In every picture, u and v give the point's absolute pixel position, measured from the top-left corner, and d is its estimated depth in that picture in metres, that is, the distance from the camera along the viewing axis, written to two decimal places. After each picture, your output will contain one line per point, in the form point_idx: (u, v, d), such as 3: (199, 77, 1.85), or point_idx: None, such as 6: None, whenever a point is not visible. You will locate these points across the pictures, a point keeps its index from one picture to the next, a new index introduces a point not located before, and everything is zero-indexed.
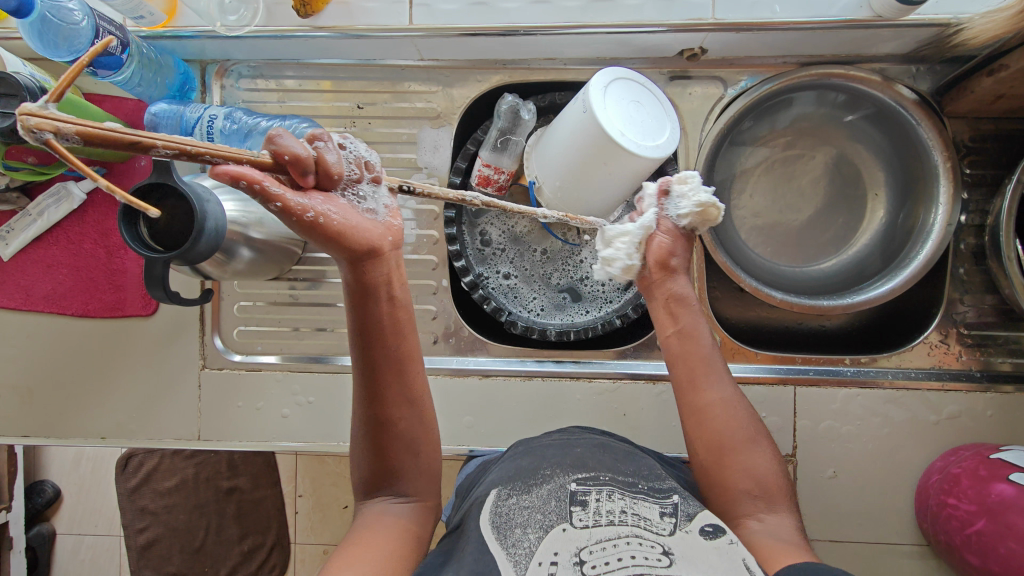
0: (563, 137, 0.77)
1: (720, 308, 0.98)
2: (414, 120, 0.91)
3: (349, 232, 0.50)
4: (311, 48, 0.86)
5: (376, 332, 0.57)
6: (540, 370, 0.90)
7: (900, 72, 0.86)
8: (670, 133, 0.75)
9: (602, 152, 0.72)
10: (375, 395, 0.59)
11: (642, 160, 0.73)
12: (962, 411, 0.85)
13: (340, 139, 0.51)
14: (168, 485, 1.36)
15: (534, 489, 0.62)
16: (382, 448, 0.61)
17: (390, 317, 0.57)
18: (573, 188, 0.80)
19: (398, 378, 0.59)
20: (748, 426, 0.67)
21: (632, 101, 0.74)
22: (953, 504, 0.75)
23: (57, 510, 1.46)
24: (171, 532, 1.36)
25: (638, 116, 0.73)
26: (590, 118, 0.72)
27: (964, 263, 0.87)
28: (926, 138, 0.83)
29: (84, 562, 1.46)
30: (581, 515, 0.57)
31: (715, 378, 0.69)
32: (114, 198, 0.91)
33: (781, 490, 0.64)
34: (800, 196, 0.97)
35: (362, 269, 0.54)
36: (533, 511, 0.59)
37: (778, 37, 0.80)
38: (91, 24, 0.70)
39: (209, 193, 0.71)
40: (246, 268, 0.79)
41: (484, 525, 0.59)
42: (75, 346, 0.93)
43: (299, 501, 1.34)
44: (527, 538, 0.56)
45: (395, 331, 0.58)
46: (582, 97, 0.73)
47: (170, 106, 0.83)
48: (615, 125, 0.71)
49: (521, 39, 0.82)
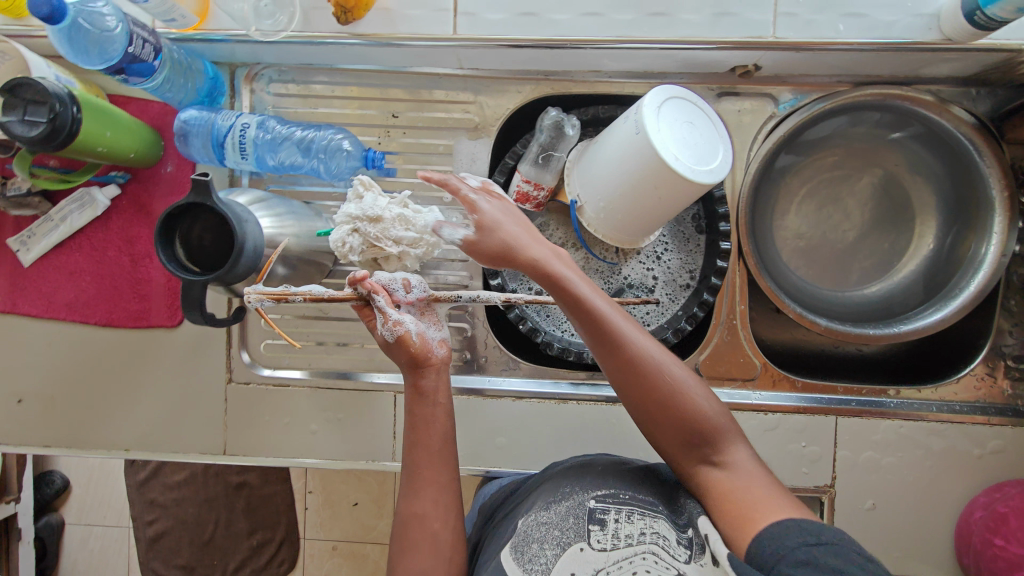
0: (613, 159, 0.74)
1: (757, 332, 0.96)
2: (451, 130, 0.88)
3: (416, 353, 0.64)
4: (346, 55, 0.83)
5: (433, 440, 0.63)
6: (575, 393, 0.88)
7: (958, 94, 0.83)
8: (723, 156, 0.72)
9: (657, 178, 0.70)
10: (406, 489, 0.63)
11: (695, 184, 0.70)
12: (1005, 446, 0.83)
13: (388, 279, 0.66)
14: (179, 478, 1.36)
15: (553, 505, 0.63)
16: (411, 544, 0.61)
17: (420, 425, 0.63)
18: (620, 207, 0.77)
19: (432, 477, 0.63)
20: (673, 374, 0.60)
21: (685, 122, 0.71)
22: (999, 544, 0.75)
23: (67, 500, 1.46)
24: (181, 525, 1.36)
25: (692, 139, 0.71)
26: (643, 140, 0.69)
27: (1015, 294, 0.84)
28: (983, 165, 0.81)
29: (94, 552, 1.46)
30: (598, 535, 0.60)
31: (617, 328, 0.60)
32: (139, 205, 0.88)
33: (727, 428, 0.61)
34: (844, 216, 0.95)
35: (422, 379, 0.64)
36: (552, 529, 0.61)
37: (837, 57, 0.76)
38: (124, 30, 0.66)
39: (247, 212, 0.68)
40: (279, 285, 0.76)
41: (506, 543, 0.63)
42: (96, 356, 0.90)
43: (308, 498, 1.40)
44: (545, 555, 0.60)
45: (424, 431, 0.63)
46: (636, 117, 0.70)
47: (201, 112, 0.80)
48: (671, 150, 0.68)
49: (568, 52, 0.79)
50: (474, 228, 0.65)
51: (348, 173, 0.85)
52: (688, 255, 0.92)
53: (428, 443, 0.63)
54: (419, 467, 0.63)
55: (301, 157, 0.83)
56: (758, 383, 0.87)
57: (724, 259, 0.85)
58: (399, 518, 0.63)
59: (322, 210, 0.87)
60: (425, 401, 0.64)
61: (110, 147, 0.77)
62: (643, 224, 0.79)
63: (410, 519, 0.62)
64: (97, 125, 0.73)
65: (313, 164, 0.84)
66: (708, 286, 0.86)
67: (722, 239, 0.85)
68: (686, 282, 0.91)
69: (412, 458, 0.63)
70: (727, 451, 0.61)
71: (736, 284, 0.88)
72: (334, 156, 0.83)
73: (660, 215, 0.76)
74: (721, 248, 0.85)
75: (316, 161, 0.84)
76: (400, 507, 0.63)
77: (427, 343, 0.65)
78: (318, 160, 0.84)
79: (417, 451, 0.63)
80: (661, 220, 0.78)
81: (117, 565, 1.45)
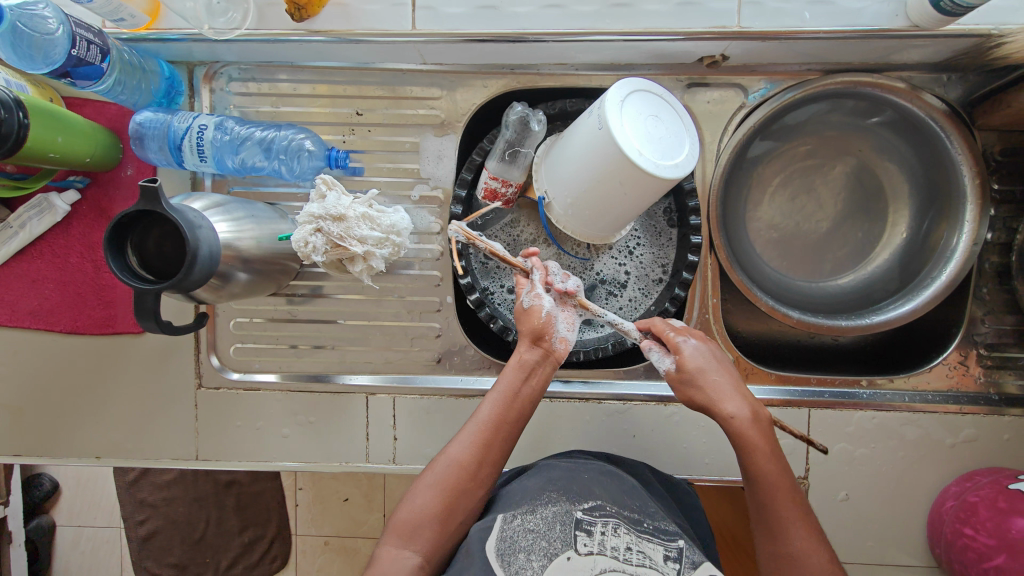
0: (577, 155, 0.72)
1: (733, 325, 0.96)
2: (417, 127, 0.86)
3: (541, 332, 0.69)
4: (306, 52, 0.81)
5: (508, 418, 0.67)
6: (549, 391, 0.88)
7: (929, 80, 0.82)
8: (690, 150, 0.70)
9: (621, 174, 0.68)
10: (470, 441, 0.66)
11: (661, 180, 0.67)
12: (979, 434, 0.83)
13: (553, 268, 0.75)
14: (168, 477, 1.38)
15: (538, 510, 0.61)
16: (448, 490, 0.64)
17: (513, 396, 0.68)
18: (586, 203, 0.75)
19: (494, 448, 0.66)
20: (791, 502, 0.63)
21: (650, 116, 0.69)
22: (970, 534, 0.75)
23: (56, 501, 1.45)
24: (171, 525, 1.38)
25: (656, 132, 0.68)
26: (607, 136, 0.66)
27: (988, 282, 0.84)
28: (955, 152, 0.80)
29: (85, 553, 1.46)
30: (585, 541, 0.58)
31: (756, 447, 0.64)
32: (100, 210, 0.87)
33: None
34: (818, 207, 0.94)
35: (532, 357, 0.69)
36: (538, 537, 0.58)
37: (805, 46, 0.75)
38: (67, 32, 0.65)
39: (202, 217, 0.66)
40: (242, 289, 0.75)
41: (488, 549, 0.58)
42: (64, 364, 0.89)
43: (298, 494, 1.40)
44: (531, 566, 0.56)
45: (512, 404, 0.68)
46: (599, 112, 0.68)
47: (156, 115, 0.79)
48: (634, 145, 0.66)
49: (531, 46, 0.77)
50: (673, 357, 0.69)
51: (311, 174, 0.83)
52: (660, 249, 0.91)
53: (503, 418, 0.67)
54: (482, 432, 0.66)
55: (263, 158, 0.82)
56: None
57: (695, 254, 0.84)
58: (446, 458, 0.66)
59: (288, 210, 0.85)
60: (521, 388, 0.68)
61: (63, 153, 0.75)
62: (610, 222, 0.77)
63: (456, 466, 0.65)
64: (47, 130, 0.71)
65: (275, 166, 0.82)
66: (678, 281, 0.85)
67: (693, 233, 0.84)
68: (658, 277, 0.90)
69: (484, 422, 0.67)
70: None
71: (708, 278, 0.87)
72: (297, 156, 0.82)
73: (628, 212, 0.75)
74: (692, 242, 0.84)
75: (277, 162, 0.82)
76: (451, 451, 0.66)
77: (552, 325, 0.70)
78: (279, 162, 0.82)
79: (496, 417, 0.67)
80: (629, 215, 0.77)
81: (110, 565, 1.45)
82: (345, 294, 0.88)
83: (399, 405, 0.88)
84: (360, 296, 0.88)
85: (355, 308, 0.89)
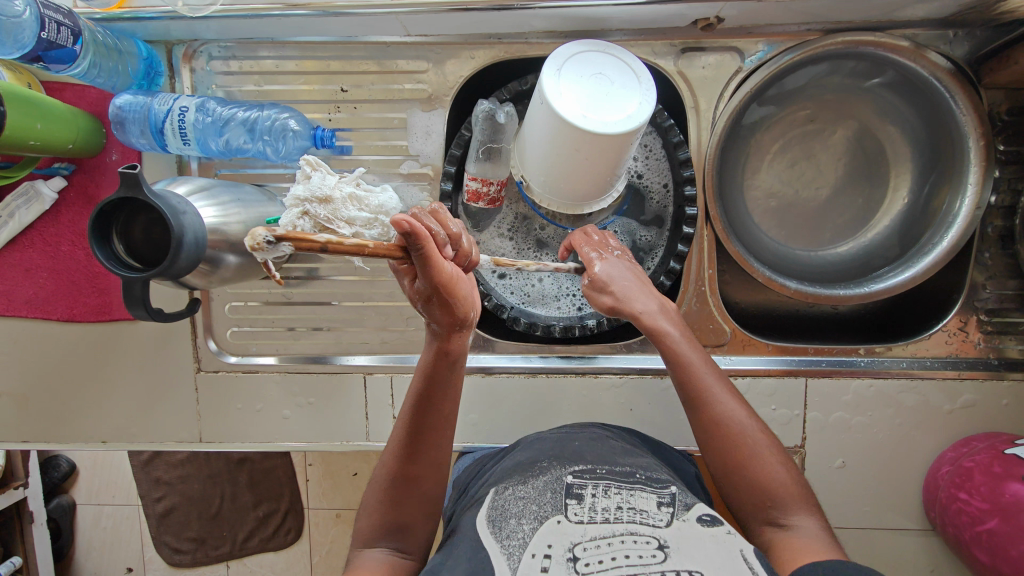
0: (535, 135, 0.71)
1: (730, 296, 0.95)
2: (403, 102, 0.84)
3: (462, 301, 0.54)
4: (287, 27, 0.78)
5: (433, 416, 0.60)
6: (545, 366, 0.88)
7: (935, 38, 0.79)
8: (642, 98, 0.65)
9: (572, 140, 0.65)
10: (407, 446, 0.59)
11: (611, 137, 0.64)
12: (978, 400, 0.83)
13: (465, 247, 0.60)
14: (181, 456, 1.42)
15: (530, 480, 0.60)
16: (397, 498, 0.59)
17: (438, 395, 0.59)
18: (557, 177, 0.73)
19: (435, 441, 0.60)
20: (754, 436, 0.63)
21: (594, 74, 0.66)
22: (964, 499, 0.75)
23: (75, 482, 1.49)
24: (187, 501, 1.42)
25: (601, 91, 0.65)
26: (547, 109, 0.65)
27: (990, 247, 0.82)
28: (960, 113, 0.77)
29: (104, 532, 1.49)
30: (576, 509, 0.54)
31: (709, 392, 0.65)
32: (87, 197, 0.86)
33: (801, 498, 0.59)
34: (816, 173, 0.91)
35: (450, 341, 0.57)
36: (528, 502, 0.56)
37: (802, 4, 0.72)
38: (34, 14, 0.64)
39: (185, 203, 0.65)
40: (233, 274, 0.74)
41: (481, 521, 0.57)
42: (62, 352, 0.89)
43: (308, 469, 1.42)
44: (522, 530, 0.53)
45: (437, 402, 0.59)
46: (537, 88, 0.66)
47: (136, 98, 0.78)
48: (575, 109, 0.64)
49: (516, 13, 0.74)
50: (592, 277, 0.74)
51: (297, 153, 0.82)
52: (655, 223, 0.90)
53: (428, 418, 0.59)
54: (409, 428, 0.59)
55: (247, 140, 0.81)
56: (728, 348, 0.87)
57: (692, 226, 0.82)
58: (384, 466, 0.60)
59: (276, 191, 0.84)
60: (438, 381, 0.59)
61: (44, 140, 0.73)
62: (588, 193, 0.75)
63: (396, 472, 0.60)
64: (24, 117, 0.69)
65: (260, 147, 0.81)
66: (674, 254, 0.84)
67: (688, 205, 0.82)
68: (655, 251, 0.90)
69: (409, 420, 0.59)
70: (795, 515, 0.58)
71: (704, 249, 0.86)
72: (281, 137, 0.80)
73: (599, 178, 0.72)
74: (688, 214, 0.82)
75: (262, 144, 0.81)
76: (387, 459, 0.60)
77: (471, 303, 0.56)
78: (264, 143, 0.81)
79: (424, 416, 0.59)
80: (605, 181, 0.74)
81: (129, 538, 1.48)
82: (339, 275, 0.88)
83: (397, 383, 0.89)
84: (355, 277, 0.88)
85: (350, 289, 0.88)
